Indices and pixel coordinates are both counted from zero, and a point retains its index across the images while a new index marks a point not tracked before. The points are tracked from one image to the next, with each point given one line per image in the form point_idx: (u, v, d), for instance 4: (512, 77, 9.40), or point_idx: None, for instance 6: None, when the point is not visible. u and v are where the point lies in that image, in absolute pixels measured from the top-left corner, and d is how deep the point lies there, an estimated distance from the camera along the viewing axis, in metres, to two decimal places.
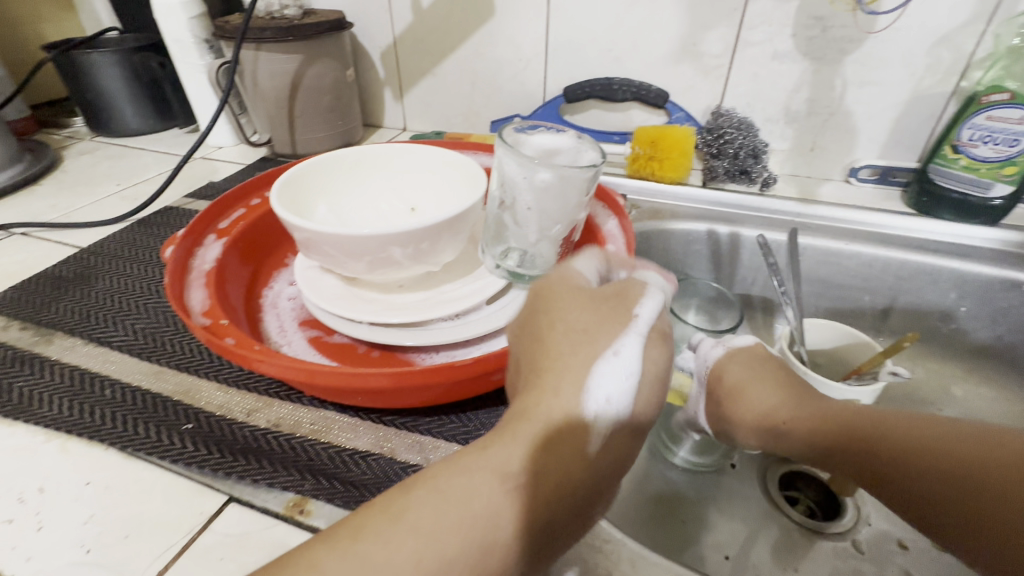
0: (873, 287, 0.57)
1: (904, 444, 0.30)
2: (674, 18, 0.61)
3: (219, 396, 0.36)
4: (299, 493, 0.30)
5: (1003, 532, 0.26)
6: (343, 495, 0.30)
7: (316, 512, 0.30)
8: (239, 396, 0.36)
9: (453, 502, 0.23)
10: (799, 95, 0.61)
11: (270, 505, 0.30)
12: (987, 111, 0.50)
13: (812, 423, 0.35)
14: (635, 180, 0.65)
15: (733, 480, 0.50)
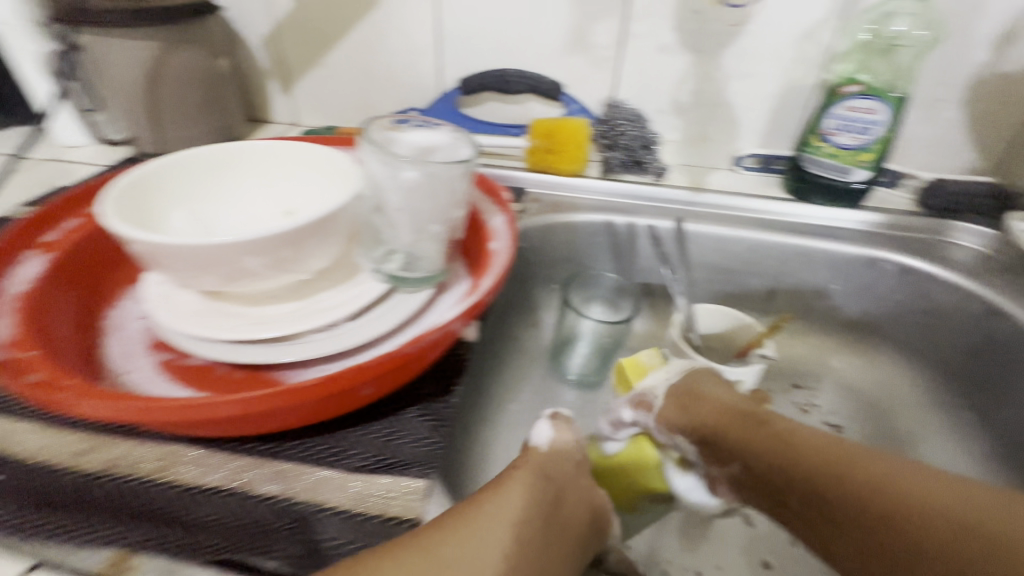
0: (758, 271, 0.60)
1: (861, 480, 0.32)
2: (564, 9, 0.60)
3: (38, 437, 0.31)
4: (124, 546, 0.28)
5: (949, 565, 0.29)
6: (178, 542, 0.28)
7: (142, 567, 0.27)
8: (67, 437, 0.32)
9: (494, 527, 0.30)
10: (686, 87, 0.62)
11: (85, 563, 0.27)
12: (846, 102, 0.53)
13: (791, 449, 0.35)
14: (534, 174, 0.64)
15: None
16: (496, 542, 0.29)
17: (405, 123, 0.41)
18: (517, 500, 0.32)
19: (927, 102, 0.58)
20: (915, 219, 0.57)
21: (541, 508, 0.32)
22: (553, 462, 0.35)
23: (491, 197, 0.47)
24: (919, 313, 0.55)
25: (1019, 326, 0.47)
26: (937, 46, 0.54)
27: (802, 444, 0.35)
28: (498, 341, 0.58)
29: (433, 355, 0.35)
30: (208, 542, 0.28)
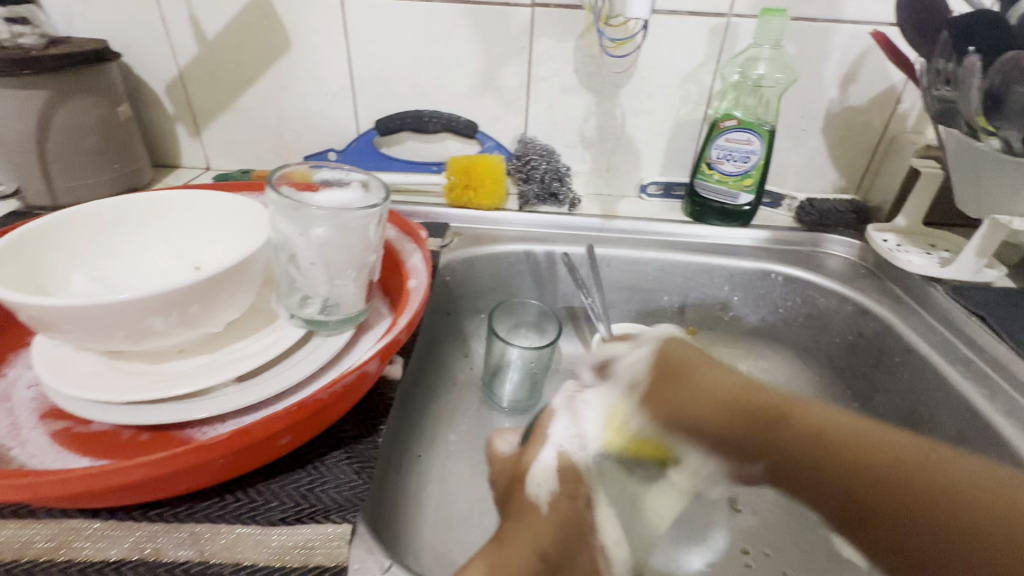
0: (668, 288, 0.65)
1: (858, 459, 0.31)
2: (471, 54, 0.64)
3: None
4: None
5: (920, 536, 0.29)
6: None
7: None
8: None
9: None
10: (589, 123, 0.68)
11: None
12: (725, 135, 0.60)
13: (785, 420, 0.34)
14: (456, 209, 0.67)
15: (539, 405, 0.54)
16: None
17: (314, 168, 0.42)
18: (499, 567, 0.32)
19: (794, 132, 0.66)
20: (792, 234, 0.65)
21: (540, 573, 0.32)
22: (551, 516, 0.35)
23: (408, 236, 0.49)
24: (806, 317, 0.61)
25: (884, 322, 0.54)
26: (793, 86, 0.63)
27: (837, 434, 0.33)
28: (429, 373, 0.59)
29: (352, 397, 0.35)
30: None
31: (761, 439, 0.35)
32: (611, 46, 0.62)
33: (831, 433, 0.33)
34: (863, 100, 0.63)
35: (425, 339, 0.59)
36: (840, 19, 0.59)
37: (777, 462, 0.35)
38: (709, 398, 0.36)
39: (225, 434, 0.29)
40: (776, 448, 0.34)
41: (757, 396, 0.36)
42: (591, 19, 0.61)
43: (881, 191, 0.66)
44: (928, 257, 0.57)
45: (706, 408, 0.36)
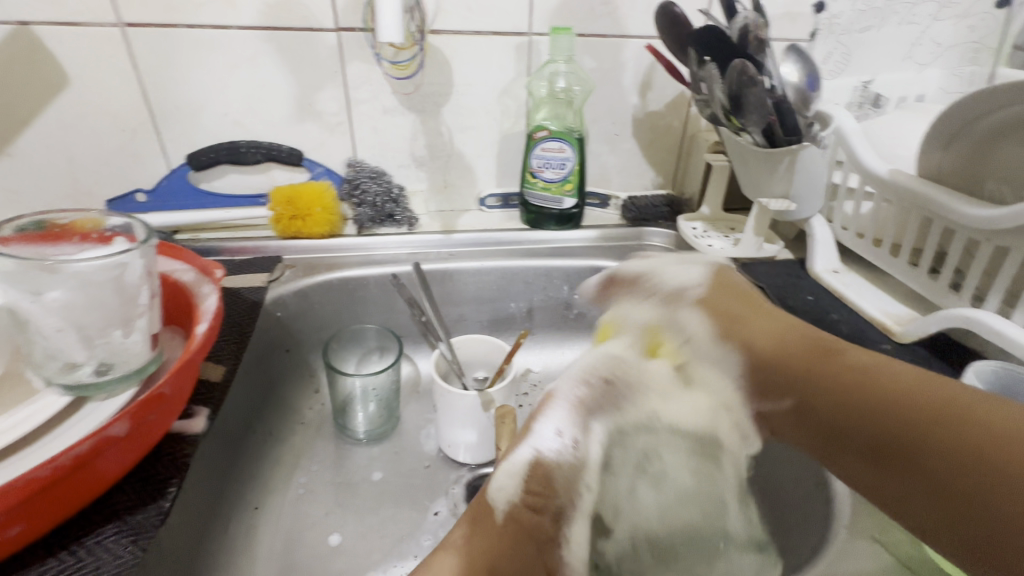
0: (511, 294, 0.67)
1: (876, 411, 0.28)
2: (282, 81, 0.62)
3: None
4: None
5: (923, 498, 0.26)
6: None
7: None
8: None
9: None
10: (418, 142, 0.68)
11: None
12: (540, 145, 0.63)
13: (769, 347, 0.35)
14: (288, 241, 0.64)
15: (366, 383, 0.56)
16: None
17: (104, 214, 0.40)
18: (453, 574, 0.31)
19: (609, 136, 0.72)
20: (619, 230, 0.71)
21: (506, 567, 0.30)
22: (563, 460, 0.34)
23: (205, 278, 0.45)
24: None
25: None
26: (597, 95, 0.68)
27: (874, 375, 0.29)
28: (269, 416, 0.56)
29: (109, 464, 0.32)
30: None
31: (806, 368, 0.32)
32: (388, 67, 0.62)
33: (878, 378, 0.29)
34: (661, 105, 0.70)
35: (258, 380, 0.54)
36: (626, 35, 0.65)
37: (806, 424, 0.32)
38: (740, 342, 0.36)
39: None
40: (808, 394, 0.32)
41: (794, 351, 0.34)
42: (368, 43, 0.61)
43: (690, 184, 0.74)
44: (726, 240, 0.64)
45: (730, 328, 0.37)
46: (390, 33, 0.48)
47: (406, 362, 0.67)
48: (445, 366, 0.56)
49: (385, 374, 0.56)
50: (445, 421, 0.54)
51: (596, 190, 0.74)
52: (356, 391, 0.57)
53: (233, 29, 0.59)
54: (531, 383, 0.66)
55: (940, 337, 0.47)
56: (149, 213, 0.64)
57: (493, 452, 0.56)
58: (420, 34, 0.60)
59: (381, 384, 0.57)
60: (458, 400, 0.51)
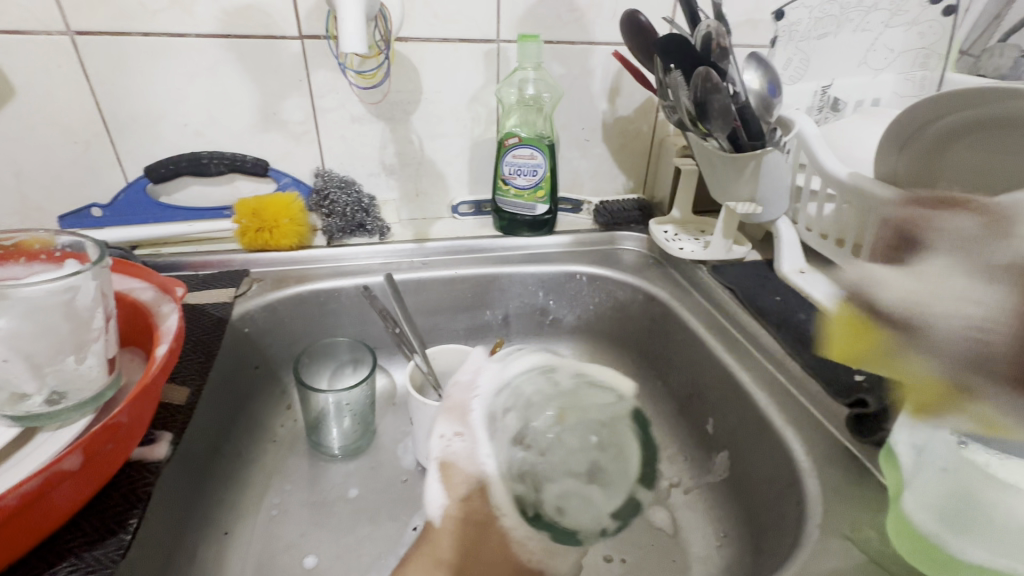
0: (485, 302, 0.67)
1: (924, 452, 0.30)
2: (245, 90, 0.61)
3: None
4: None
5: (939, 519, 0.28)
6: None
7: None
8: None
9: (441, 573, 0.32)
10: (388, 150, 0.67)
11: None
12: (511, 151, 0.63)
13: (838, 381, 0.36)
14: (255, 253, 0.62)
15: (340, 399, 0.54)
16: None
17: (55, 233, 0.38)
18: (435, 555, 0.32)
19: (579, 142, 0.72)
20: (592, 235, 0.71)
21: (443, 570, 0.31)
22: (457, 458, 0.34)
23: (165, 296, 0.44)
24: (610, 309, 0.67)
25: (666, 306, 0.61)
26: (566, 101, 0.68)
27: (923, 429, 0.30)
28: (238, 435, 0.54)
29: (61, 499, 0.30)
30: None
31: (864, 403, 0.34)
32: (353, 76, 0.62)
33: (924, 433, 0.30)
34: (630, 111, 0.71)
35: (225, 398, 0.53)
36: (593, 41, 0.65)
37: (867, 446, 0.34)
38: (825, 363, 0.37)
39: None
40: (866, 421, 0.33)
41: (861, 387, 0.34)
42: (330, 51, 0.60)
43: (660, 188, 0.75)
44: (696, 243, 0.65)
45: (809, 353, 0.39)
46: (352, 42, 0.47)
47: (381, 374, 0.66)
48: (420, 377, 0.56)
49: (359, 388, 0.54)
50: (422, 434, 0.53)
51: (568, 195, 0.74)
52: (330, 408, 0.55)
53: (191, 37, 0.57)
54: None
55: None
56: (105, 228, 0.61)
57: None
58: (385, 44, 0.59)
59: (355, 398, 0.56)
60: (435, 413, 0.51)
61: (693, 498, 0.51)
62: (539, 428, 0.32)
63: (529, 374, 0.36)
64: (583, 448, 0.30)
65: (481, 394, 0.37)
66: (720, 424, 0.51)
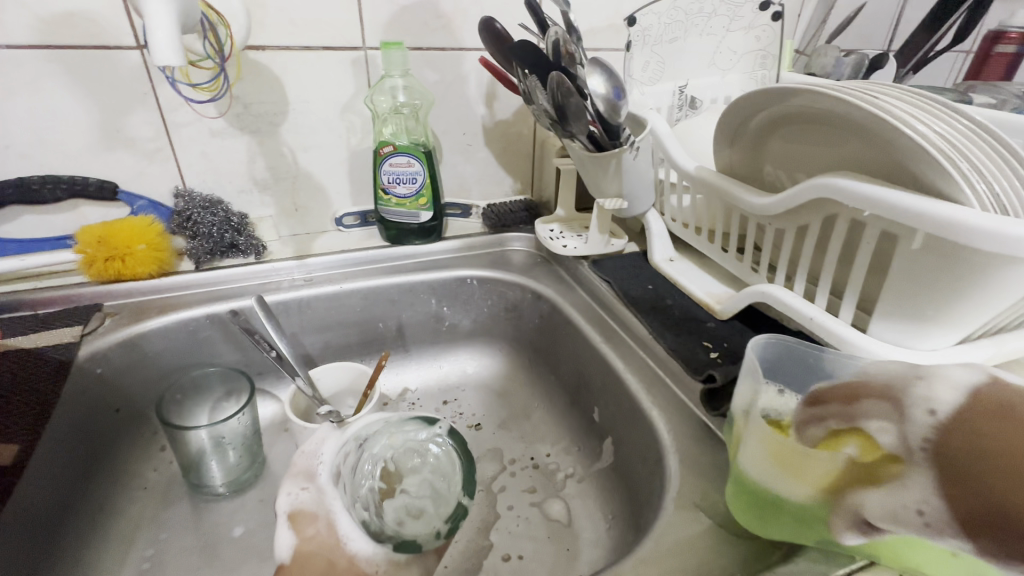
0: (376, 314, 0.65)
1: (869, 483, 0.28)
2: (77, 106, 0.55)
3: None
4: None
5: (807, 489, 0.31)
6: None
7: None
8: None
9: None
10: (257, 164, 0.64)
11: None
12: (387, 160, 0.62)
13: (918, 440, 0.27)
14: (109, 285, 0.57)
15: (214, 433, 0.50)
16: None
17: None
18: None
19: (462, 147, 0.72)
20: (481, 239, 0.72)
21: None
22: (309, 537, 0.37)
23: None
24: (504, 310, 0.68)
25: (552, 303, 0.63)
26: (443, 108, 0.69)
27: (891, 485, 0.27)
28: (97, 490, 0.48)
29: None
30: None
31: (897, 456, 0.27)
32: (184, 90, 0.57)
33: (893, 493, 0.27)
34: (508, 114, 0.73)
35: (78, 450, 0.47)
36: (463, 47, 0.66)
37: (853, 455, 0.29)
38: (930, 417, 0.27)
39: None
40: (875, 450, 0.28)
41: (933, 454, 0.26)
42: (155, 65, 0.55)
43: (545, 188, 0.77)
44: (578, 239, 0.68)
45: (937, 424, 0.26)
46: (166, 54, 0.42)
47: (269, 400, 0.62)
48: (304, 400, 0.53)
49: (235, 419, 0.51)
50: None
51: (456, 200, 0.75)
52: (204, 444, 0.51)
53: (2, 48, 0.50)
54: (407, 403, 0.65)
55: (751, 311, 0.54)
56: None
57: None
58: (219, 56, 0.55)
59: (233, 430, 0.52)
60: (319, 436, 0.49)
61: (586, 486, 0.53)
62: (380, 455, 0.43)
63: (376, 430, 0.45)
64: (425, 482, 0.41)
65: (324, 460, 0.42)
66: (604, 411, 0.53)
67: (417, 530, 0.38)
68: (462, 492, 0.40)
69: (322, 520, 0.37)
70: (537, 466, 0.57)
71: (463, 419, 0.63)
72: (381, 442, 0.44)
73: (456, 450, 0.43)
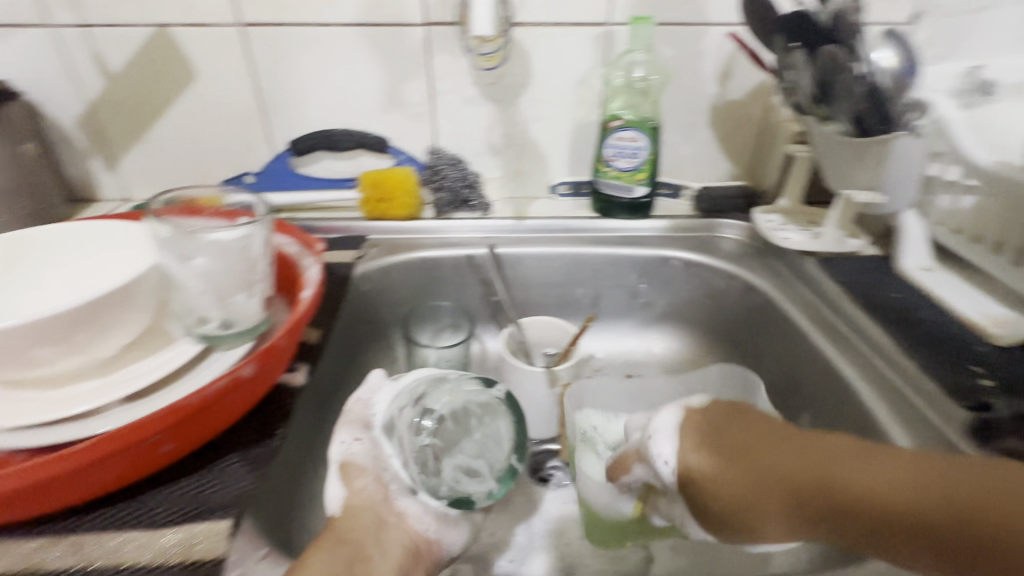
0: (577, 280, 0.69)
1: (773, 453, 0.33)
2: (375, 73, 0.67)
3: None
4: None
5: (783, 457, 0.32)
6: None
7: None
8: None
9: None
10: (495, 131, 0.71)
11: None
12: (614, 133, 0.64)
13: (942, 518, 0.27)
14: (374, 222, 0.70)
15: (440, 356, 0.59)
16: None
17: (223, 192, 0.47)
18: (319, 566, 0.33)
19: (684, 127, 0.71)
20: (691, 221, 0.70)
21: (347, 565, 0.34)
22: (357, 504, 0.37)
23: (308, 251, 0.51)
24: (704, 297, 0.66)
25: (765, 296, 0.59)
26: (674, 85, 0.68)
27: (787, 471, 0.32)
28: (353, 381, 0.60)
29: (237, 402, 0.37)
30: None
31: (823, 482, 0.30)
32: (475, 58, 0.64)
33: (839, 481, 0.30)
34: (741, 94, 0.69)
35: (346, 347, 0.60)
36: (708, 22, 0.64)
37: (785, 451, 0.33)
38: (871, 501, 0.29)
39: (85, 442, 0.30)
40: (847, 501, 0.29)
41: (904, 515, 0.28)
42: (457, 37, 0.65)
43: (769, 174, 0.71)
44: (805, 233, 0.62)
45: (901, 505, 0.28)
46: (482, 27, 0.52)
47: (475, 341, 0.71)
48: (514, 343, 0.59)
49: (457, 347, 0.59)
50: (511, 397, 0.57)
51: (669, 180, 0.74)
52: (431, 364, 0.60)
53: (335, 25, 0.64)
54: (593, 368, 0.67)
55: None
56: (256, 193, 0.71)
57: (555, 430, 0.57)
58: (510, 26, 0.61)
59: (453, 357, 0.60)
60: (527, 377, 0.54)
61: None
62: (437, 411, 0.39)
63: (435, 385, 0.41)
64: (481, 446, 0.38)
65: (380, 411, 0.42)
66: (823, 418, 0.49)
67: (474, 486, 0.36)
68: (512, 452, 0.37)
69: (369, 462, 0.40)
70: None
71: None
72: (441, 399, 0.39)
73: (509, 412, 0.39)
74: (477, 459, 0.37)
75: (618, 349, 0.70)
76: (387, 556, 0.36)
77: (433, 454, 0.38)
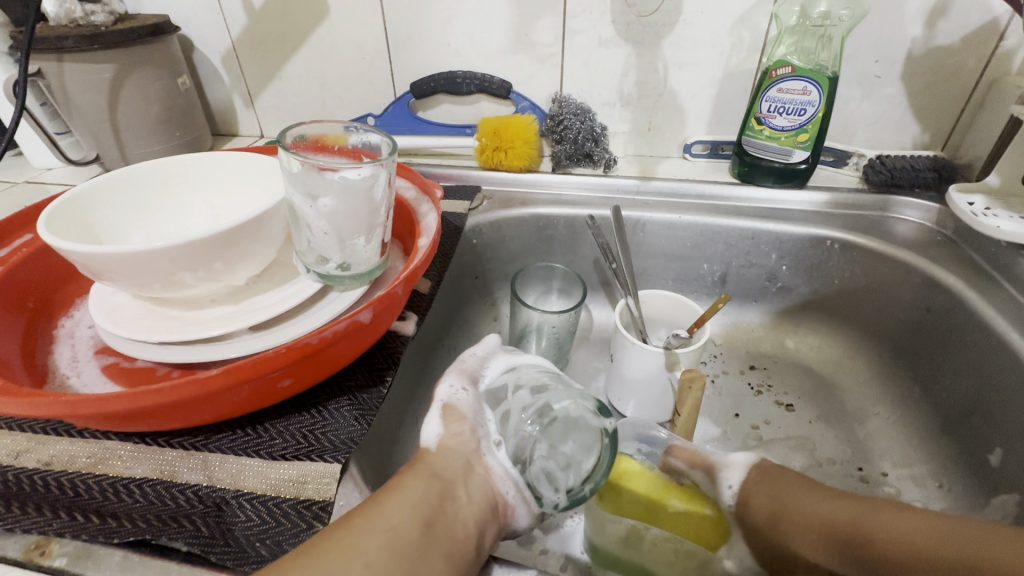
0: (706, 254, 0.61)
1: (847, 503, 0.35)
2: (504, 9, 0.62)
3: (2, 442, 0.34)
4: (43, 534, 0.30)
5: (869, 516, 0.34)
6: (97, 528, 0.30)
7: (59, 551, 0.30)
8: (31, 439, 0.34)
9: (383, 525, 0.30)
10: (629, 78, 0.63)
11: (7, 552, 0.30)
12: (777, 84, 0.54)
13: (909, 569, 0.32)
14: (488, 172, 0.66)
15: (547, 320, 0.56)
16: (384, 531, 0.29)
17: (347, 130, 0.45)
18: (408, 494, 0.32)
19: (866, 79, 0.58)
20: (857, 196, 0.58)
21: (435, 497, 0.32)
22: (448, 450, 0.35)
23: (426, 197, 0.49)
24: (864, 288, 0.56)
25: (955, 296, 0.48)
26: (864, 25, 0.55)
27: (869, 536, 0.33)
28: (454, 334, 0.59)
29: (352, 345, 0.36)
30: (127, 526, 0.30)
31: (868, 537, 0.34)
32: None
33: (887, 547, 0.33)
34: (956, 39, 0.54)
35: (451, 298, 0.58)
36: None
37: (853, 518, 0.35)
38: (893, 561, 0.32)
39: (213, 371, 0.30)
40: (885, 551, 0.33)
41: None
42: None
43: (972, 146, 0.57)
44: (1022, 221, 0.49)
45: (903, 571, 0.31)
46: None
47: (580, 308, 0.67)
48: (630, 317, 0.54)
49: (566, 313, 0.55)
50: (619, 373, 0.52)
51: (833, 144, 0.62)
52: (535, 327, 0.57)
53: None
54: (710, 353, 0.60)
55: None
56: None
57: (664, 415, 0.52)
58: None
59: (560, 323, 0.56)
60: (642, 356, 0.49)
61: None
62: (552, 411, 0.34)
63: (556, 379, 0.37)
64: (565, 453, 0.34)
65: (489, 374, 0.39)
66: (1022, 460, 0.40)
67: (548, 491, 0.34)
68: (589, 481, 0.32)
69: (472, 412, 0.36)
70: (867, 479, 0.48)
71: (772, 392, 0.56)
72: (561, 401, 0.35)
73: (606, 451, 0.33)
74: (559, 464, 0.34)
75: (744, 335, 0.61)
76: (473, 501, 0.33)
77: (529, 445, 0.35)
